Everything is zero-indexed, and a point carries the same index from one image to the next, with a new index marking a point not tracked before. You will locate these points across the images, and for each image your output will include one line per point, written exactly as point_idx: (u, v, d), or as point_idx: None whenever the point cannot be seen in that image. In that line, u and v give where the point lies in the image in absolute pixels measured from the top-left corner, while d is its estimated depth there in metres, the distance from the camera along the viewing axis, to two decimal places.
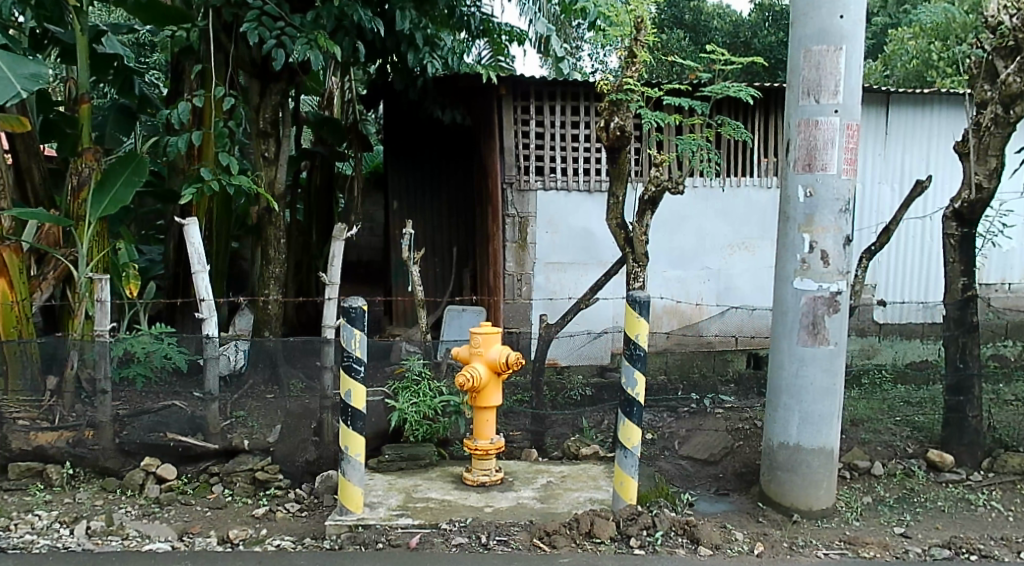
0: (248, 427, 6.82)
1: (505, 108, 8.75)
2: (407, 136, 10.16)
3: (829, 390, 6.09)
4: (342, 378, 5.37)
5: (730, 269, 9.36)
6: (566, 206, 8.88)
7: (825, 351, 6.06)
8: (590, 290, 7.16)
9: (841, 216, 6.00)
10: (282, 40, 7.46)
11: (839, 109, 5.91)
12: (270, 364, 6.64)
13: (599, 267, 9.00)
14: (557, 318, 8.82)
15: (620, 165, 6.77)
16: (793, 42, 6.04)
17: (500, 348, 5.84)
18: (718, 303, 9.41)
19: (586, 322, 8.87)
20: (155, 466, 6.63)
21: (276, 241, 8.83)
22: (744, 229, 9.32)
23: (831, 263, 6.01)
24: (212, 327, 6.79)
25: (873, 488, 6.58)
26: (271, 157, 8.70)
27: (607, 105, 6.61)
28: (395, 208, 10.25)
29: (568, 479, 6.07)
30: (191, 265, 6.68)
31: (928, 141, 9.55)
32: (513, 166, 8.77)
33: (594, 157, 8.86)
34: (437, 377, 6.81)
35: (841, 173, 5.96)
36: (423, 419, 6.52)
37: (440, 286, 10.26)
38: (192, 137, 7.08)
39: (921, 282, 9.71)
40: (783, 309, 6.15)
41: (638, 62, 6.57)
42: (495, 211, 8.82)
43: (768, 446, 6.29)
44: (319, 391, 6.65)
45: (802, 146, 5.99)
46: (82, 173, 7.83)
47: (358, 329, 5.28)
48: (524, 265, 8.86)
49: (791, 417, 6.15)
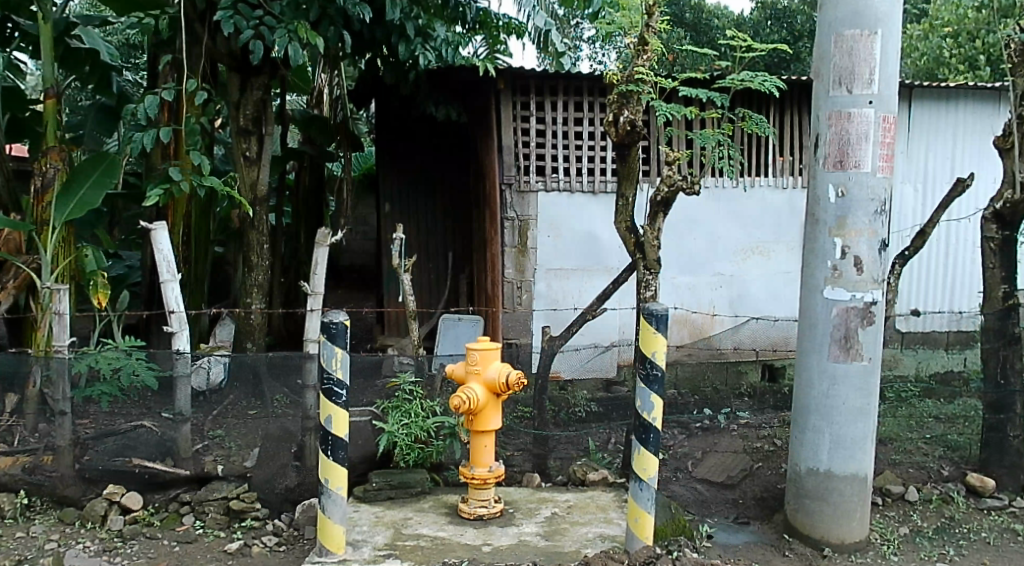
0: (226, 449, 6.25)
1: (503, 103, 8.15)
2: (399, 134, 9.56)
3: (863, 410, 5.51)
4: (322, 402, 4.74)
5: (744, 275, 8.79)
6: (568, 209, 8.30)
7: (859, 368, 5.48)
8: (597, 299, 6.56)
9: (876, 218, 5.42)
10: (260, 30, 6.88)
11: (874, 100, 5.33)
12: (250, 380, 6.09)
13: (605, 274, 8.43)
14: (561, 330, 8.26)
15: (630, 162, 6.16)
16: (822, 27, 5.46)
17: (499, 367, 5.27)
18: (731, 312, 8.82)
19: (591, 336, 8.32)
20: (119, 495, 6.03)
21: (258, 246, 8.21)
22: (758, 231, 8.76)
23: (865, 271, 5.43)
24: (183, 342, 6.21)
25: (909, 517, 5.99)
26: (253, 156, 8.13)
27: (615, 98, 6.02)
28: (385, 210, 9.63)
29: (575, 511, 5.48)
30: (158, 274, 6.10)
31: (952, 138, 9.00)
32: (512, 166, 8.16)
33: (598, 156, 8.30)
34: (430, 397, 6.22)
35: (876, 171, 5.38)
36: (415, 443, 5.97)
37: (434, 292, 9.69)
38: (160, 134, 6.50)
39: (947, 289, 9.13)
40: (812, 321, 5.56)
41: (649, 50, 5.97)
42: (492, 214, 8.21)
43: (795, 472, 5.70)
44: (302, 410, 6.15)
45: (832, 142, 5.41)
46: (47, 173, 7.17)
47: (338, 347, 4.68)
48: (524, 271, 8.28)
49: (820, 440, 5.57)
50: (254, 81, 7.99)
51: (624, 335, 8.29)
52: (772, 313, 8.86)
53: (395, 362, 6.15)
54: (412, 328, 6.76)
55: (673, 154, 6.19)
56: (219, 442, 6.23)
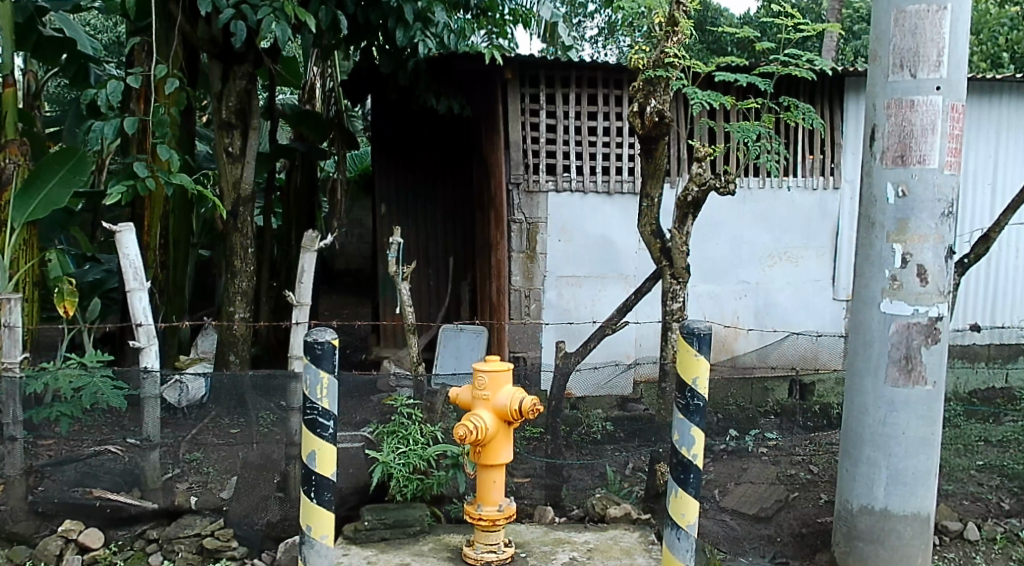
0: (202, 475, 5.52)
1: (511, 95, 7.46)
2: (396, 130, 8.86)
3: (924, 441, 4.83)
4: (304, 434, 4.04)
5: (770, 284, 8.11)
6: (581, 210, 7.63)
7: (922, 393, 4.79)
8: (617, 312, 5.88)
9: (943, 222, 4.74)
10: (241, 8, 6.26)
11: (941, 85, 4.64)
12: (236, 399, 5.37)
13: (620, 282, 7.77)
14: (574, 346, 7.62)
15: (657, 159, 5.47)
16: (880, 3, 4.77)
17: (511, 392, 4.58)
18: (755, 323, 8.12)
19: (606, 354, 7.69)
20: (76, 532, 5.43)
21: (242, 251, 7.50)
22: (785, 236, 8.09)
23: (929, 282, 4.75)
24: (152, 359, 5.48)
25: (972, 561, 5.32)
26: (236, 151, 7.45)
27: (640, 85, 5.34)
28: (381, 212, 8.89)
29: (597, 556, 4.82)
30: (125, 281, 5.41)
31: (994, 135, 8.33)
32: (520, 164, 7.48)
33: (613, 153, 7.62)
34: (431, 422, 5.54)
35: (943, 167, 4.69)
36: (414, 473, 5.31)
37: (435, 301, 9.00)
38: (124, 124, 5.93)
39: (987, 300, 8.45)
40: (867, 339, 4.87)
41: (680, 31, 5.28)
42: (499, 216, 7.54)
43: (845, 510, 5.01)
44: (283, 436, 5.47)
45: (892, 134, 4.72)
46: (6, 168, 6.47)
47: (324, 371, 3.97)
48: (533, 278, 7.59)
49: (876, 475, 4.88)
50: (238, 69, 7.32)
51: (643, 350, 7.67)
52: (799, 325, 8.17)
53: (391, 379, 5.46)
54: (411, 343, 6.06)
55: (704, 149, 5.52)
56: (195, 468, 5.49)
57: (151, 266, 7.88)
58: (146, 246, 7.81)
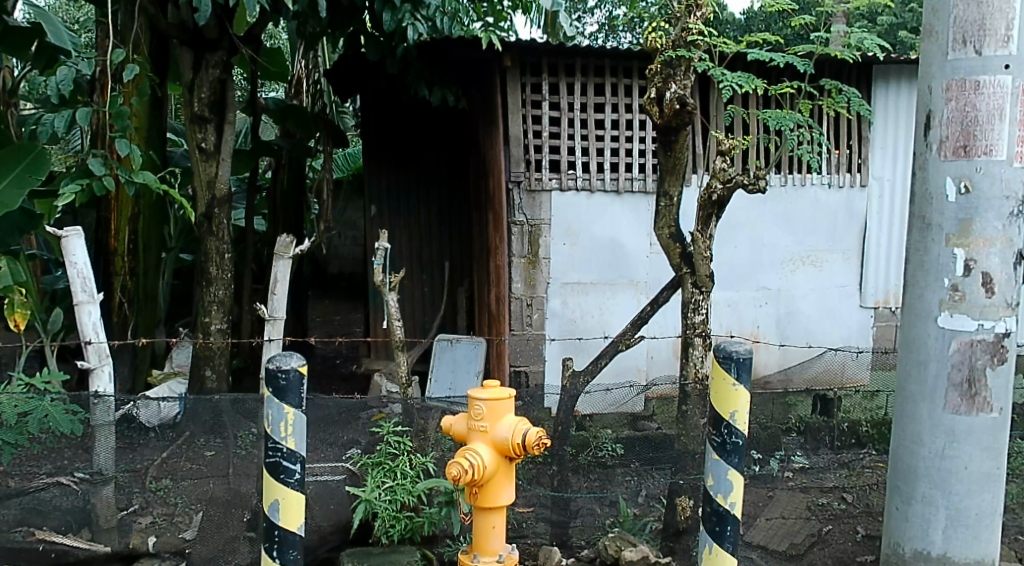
0: (170, 507, 4.97)
1: (509, 84, 6.79)
2: (386, 125, 8.20)
3: (989, 476, 4.18)
4: (266, 481, 3.38)
5: (791, 290, 7.46)
6: (587, 211, 6.99)
7: (986, 421, 4.14)
8: (631, 325, 5.25)
9: (1011, 223, 4.08)
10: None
11: (1011, 63, 3.99)
12: (206, 425, 4.78)
13: (630, 289, 7.14)
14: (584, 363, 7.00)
15: (679, 153, 4.84)
16: None
17: (513, 423, 3.94)
18: (777, 333, 7.47)
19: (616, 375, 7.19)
20: None
21: (218, 256, 6.85)
22: (808, 238, 7.44)
23: (996, 293, 4.09)
24: (104, 381, 4.85)
25: None
26: (210, 147, 6.79)
27: (659, 69, 4.71)
28: (371, 214, 8.25)
29: None
30: (72, 293, 4.78)
31: None
32: (520, 160, 6.81)
33: (622, 148, 6.98)
34: (421, 451, 4.90)
35: (1012, 159, 4.04)
36: (402, 511, 4.69)
37: (430, 307, 8.42)
38: (75, 115, 5.45)
39: None
40: (923, 358, 4.21)
41: (704, 6, 4.66)
42: (497, 218, 6.88)
43: (895, 555, 4.36)
44: (254, 469, 4.84)
45: (953, 121, 4.07)
46: None
47: (290, 405, 3.31)
48: (535, 286, 6.95)
49: (933, 515, 4.23)
50: (211, 57, 6.68)
51: (656, 366, 7.18)
52: (824, 335, 7.53)
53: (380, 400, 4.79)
54: (400, 361, 5.42)
55: (730, 141, 4.88)
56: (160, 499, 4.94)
57: (119, 273, 7.21)
58: (114, 252, 7.17)
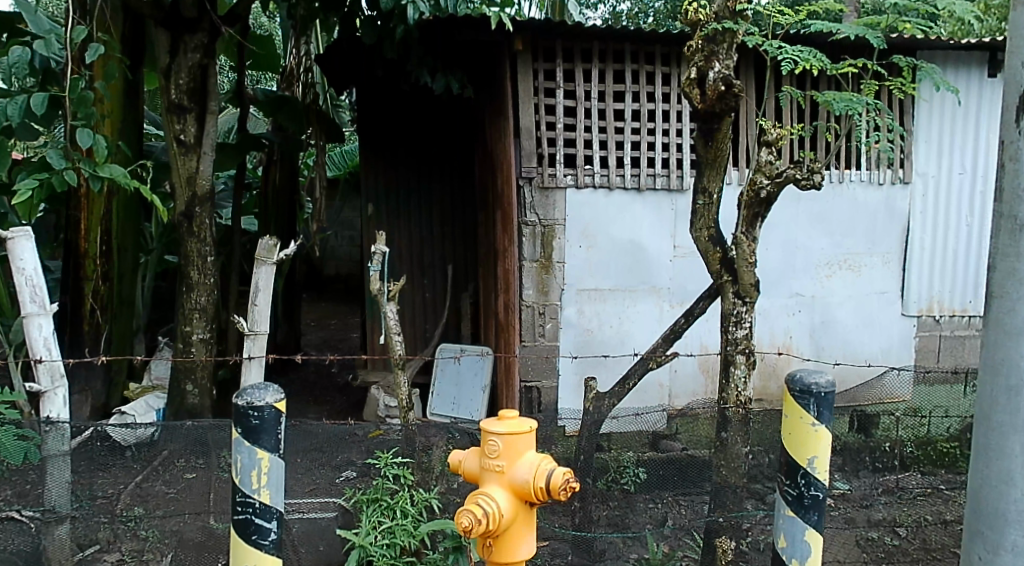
0: (140, 541, 4.52)
1: (520, 71, 6.18)
2: (384, 118, 7.58)
3: None
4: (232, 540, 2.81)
5: (826, 297, 6.83)
6: (606, 211, 6.36)
7: None
8: (663, 340, 4.62)
9: None
10: None
11: None
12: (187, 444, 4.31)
13: (652, 296, 6.50)
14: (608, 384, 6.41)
15: (721, 144, 4.23)
16: None
17: (532, 462, 3.32)
18: (811, 344, 6.85)
19: (639, 396, 6.59)
20: None
21: (199, 259, 6.21)
22: (845, 240, 6.81)
23: None
24: (57, 407, 4.27)
25: None
26: (190, 139, 6.15)
27: (699, 47, 4.09)
28: (369, 214, 7.62)
29: None
30: (19, 304, 4.15)
31: None
32: (532, 155, 6.19)
33: (644, 141, 6.36)
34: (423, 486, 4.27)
35: None
36: (403, 555, 4.12)
37: (432, 314, 7.78)
38: (30, 100, 4.81)
39: None
40: (1016, 386, 3.39)
41: None
42: (506, 218, 6.26)
43: None
44: None
45: None
46: None
47: (264, 449, 2.75)
48: (548, 292, 6.32)
49: None
50: (190, 39, 6.03)
51: (680, 382, 6.59)
52: (862, 346, 6.90)
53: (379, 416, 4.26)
54: (401, 380, 4.78)
55: (778, 131, 4.27)
56: (129, 532, 4.50)
57: (90, 279, 6.51)
58: (84, 255, 6.45)
